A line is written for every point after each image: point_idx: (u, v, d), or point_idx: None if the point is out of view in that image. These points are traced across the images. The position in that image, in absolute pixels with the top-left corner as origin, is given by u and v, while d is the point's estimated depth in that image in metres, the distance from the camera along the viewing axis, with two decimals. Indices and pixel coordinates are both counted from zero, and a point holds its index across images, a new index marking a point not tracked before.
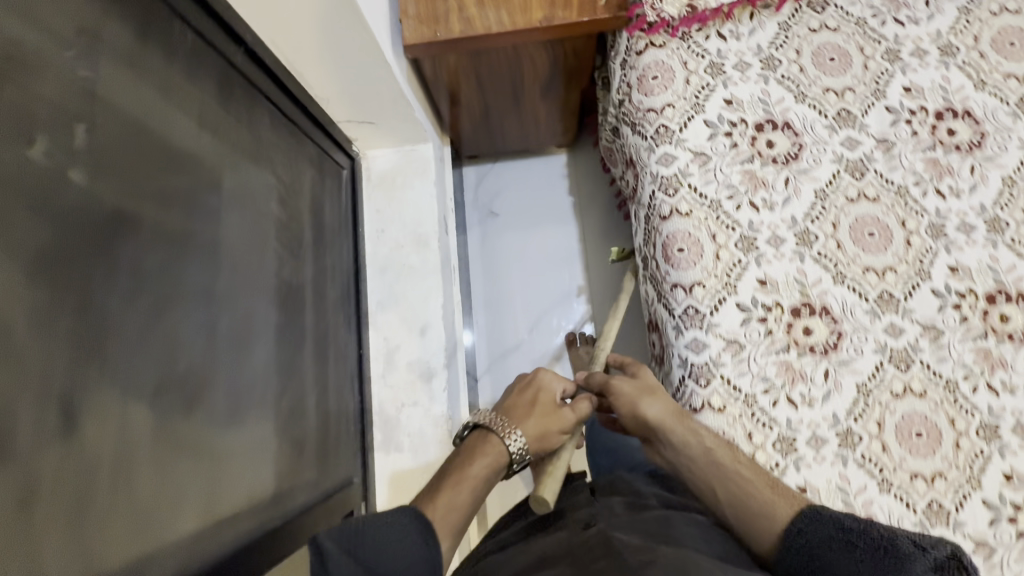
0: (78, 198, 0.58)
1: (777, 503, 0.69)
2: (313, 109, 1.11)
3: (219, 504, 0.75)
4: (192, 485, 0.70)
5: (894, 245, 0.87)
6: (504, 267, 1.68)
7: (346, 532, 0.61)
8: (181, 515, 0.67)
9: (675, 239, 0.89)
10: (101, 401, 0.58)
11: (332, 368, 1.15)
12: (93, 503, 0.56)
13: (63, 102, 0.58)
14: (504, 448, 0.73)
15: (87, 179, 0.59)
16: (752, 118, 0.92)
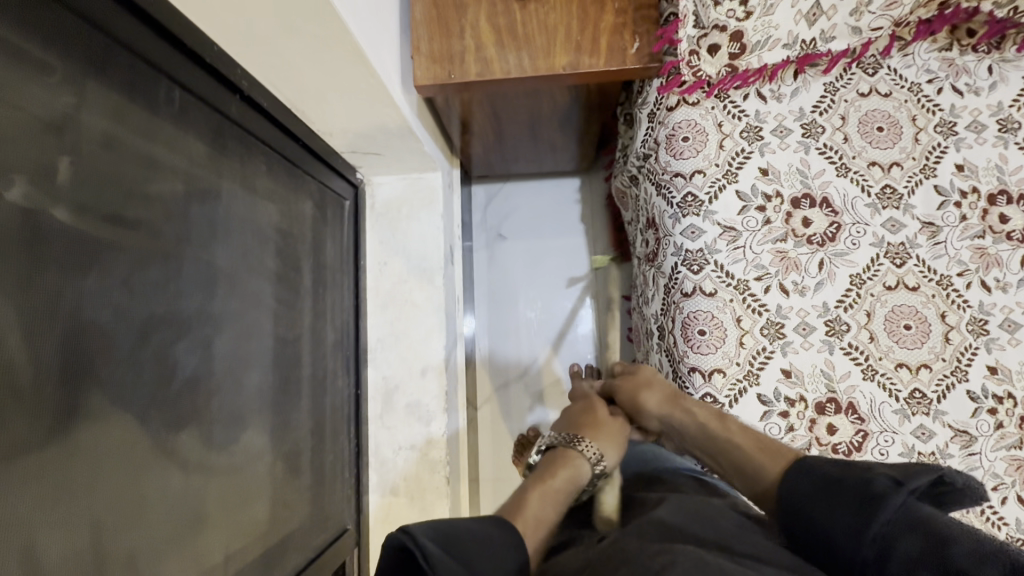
0: (47, 300, 0.53)
1: (764, 460, 0.68)
2: (315, 142, 1.04)
3: (215, 552, 0.75)
4: (174, 572, 0.67)
5: (931, 339, 0.81)
6: (510, 292, 1.62)
7: (438, 532, 0.52)
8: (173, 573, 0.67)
9: (696, 319, 0.84)
10: (87, 476, 0.57)
11: (329, 413, 1.11)
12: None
13: (29, 194, 0.52)
14: (585, 464, 0.74)
15: (58, 277, 0.54)
16: (788, 191, 0.85)
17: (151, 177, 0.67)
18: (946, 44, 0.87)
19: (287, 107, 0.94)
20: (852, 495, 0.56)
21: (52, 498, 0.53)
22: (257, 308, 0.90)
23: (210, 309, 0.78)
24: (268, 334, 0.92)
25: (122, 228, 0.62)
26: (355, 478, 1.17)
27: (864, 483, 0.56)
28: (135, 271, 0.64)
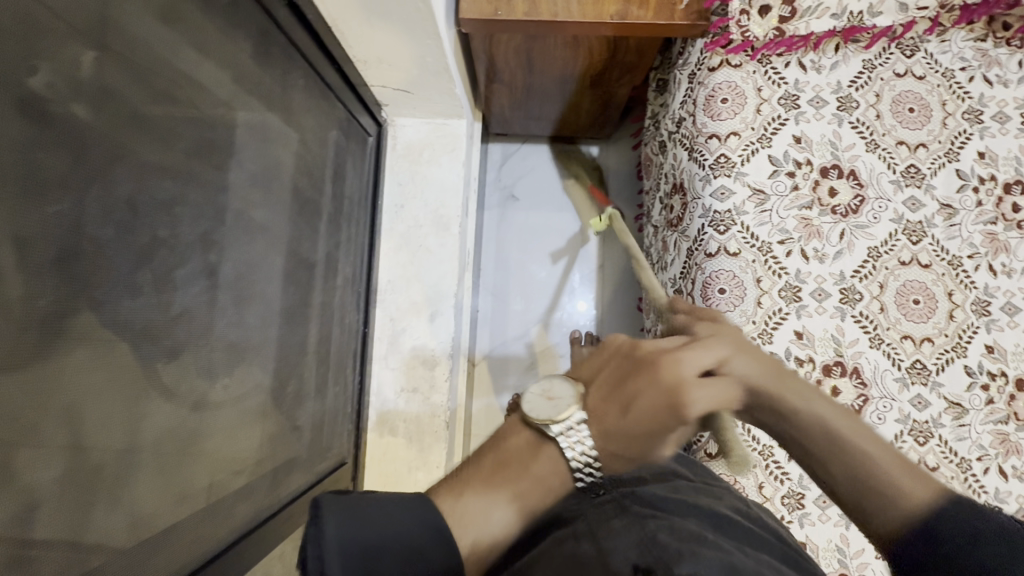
0: (101, 173, 0.52)
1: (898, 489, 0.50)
2: (347, 69, 1.03)
3: (218, 475, 0.72)
4: (186, 478, 0.66)
5: (936, 315, 0.85)
6: (517, 255, 1.62)
7: (357, 523, 0.42)
8: (181, 487, 0.64)
9: (718, 278, 0.86)
10: (119, 366, 0.54)
11: (336, 346, 1.10)
12: (103, 478, 0.53)
13: (84, 57, 0.50)
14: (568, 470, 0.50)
15: (111, 150, 0.53)
16: (818, 161, 0.87)
17: (188, 71, 0.64)
18: (982, 34, 0.89)
19: (324, 26, 0.91)
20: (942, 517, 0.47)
21: (86, 387, 0.50)
22: (279, 228, 0.88)
23: (238, 218, 0.76)
24: (286, 256, 0.91)
25: (160, 119, 0.60)
26: (356, 414, 1.17)
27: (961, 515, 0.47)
28: (177, 164, 0.62)
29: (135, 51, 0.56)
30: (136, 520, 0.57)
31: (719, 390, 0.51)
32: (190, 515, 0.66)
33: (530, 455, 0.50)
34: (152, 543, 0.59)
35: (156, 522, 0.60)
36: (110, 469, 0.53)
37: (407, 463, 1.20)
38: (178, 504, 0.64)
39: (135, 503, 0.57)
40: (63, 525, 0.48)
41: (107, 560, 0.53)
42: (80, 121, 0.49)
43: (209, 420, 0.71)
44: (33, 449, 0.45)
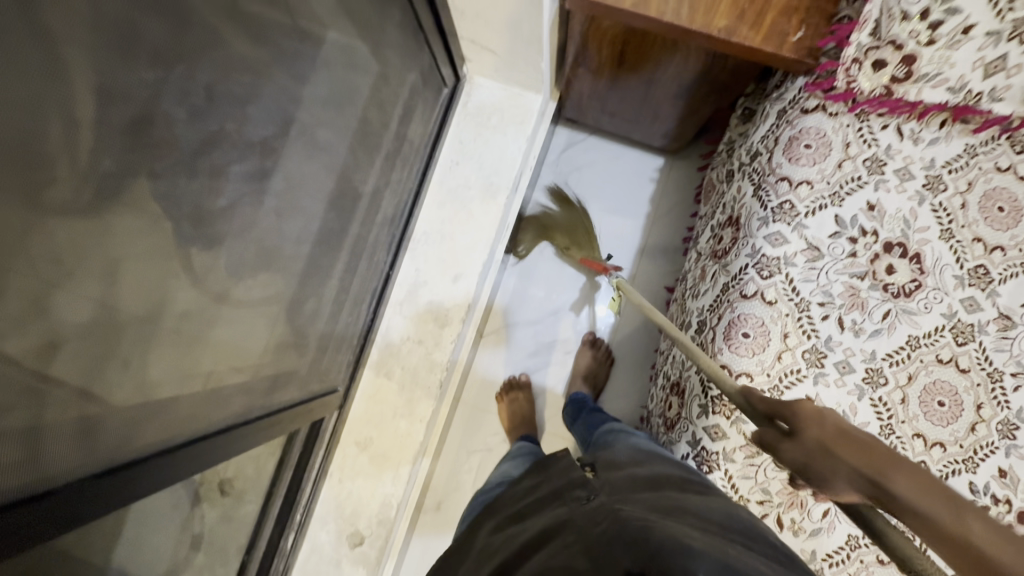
0: (196, 61, 0.53)
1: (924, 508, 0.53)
2: (445, 15, 1.02)
3: (215, 376, 0.74)
4: (187, 370, 0.68)
5: (957, 423, 0.81)
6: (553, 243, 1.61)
7: None
8: (181, 375, 0.67)
9: (744, 321, 0.84)
10: (157, 252, 0.56)
11: (358, 280, 1.12)
12: (116, 348, 0.55)
13: None
14: None
15: (207, 41, 0.54)
16: (885, 234, 0.83)
17: None
18: None
19: None
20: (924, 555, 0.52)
21: (134, 253, 0.53)
22: (336, 150, 0.89)
23: (302, 133, 0.78)
24: (335, 181, 0.92)
25: (255, 18, 0.60)
26: (358, 349, 1.20)
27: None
28: (261, 70, 0.64)
29: None
30: (134, 394, 0.59)
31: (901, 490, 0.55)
32: (179, 403, 0.68)
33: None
34: (148, 411, 0.63)
35: (149, 401, 0.62)
36: (129, 332, 0.56)
37: (395, 408, 1.23)
38: (173, 390, 0.66)
39: (145, 369, 0.60)
40: (80, 369, 0.51)
41: (109, 412, 0.57)
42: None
43: (219, 323, 0.73)
44: (73, 294, 0.47)
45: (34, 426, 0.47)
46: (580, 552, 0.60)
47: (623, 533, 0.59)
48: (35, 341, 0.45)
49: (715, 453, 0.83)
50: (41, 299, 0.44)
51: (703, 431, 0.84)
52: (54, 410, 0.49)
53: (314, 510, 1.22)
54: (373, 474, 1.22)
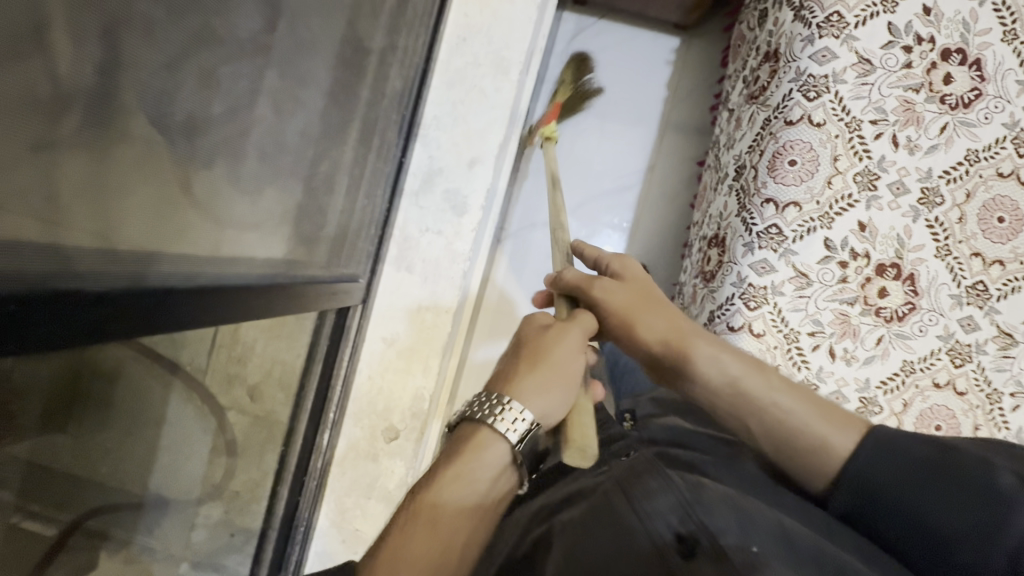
0: None
1: (834, 434, 0.73)
2: None
3: (229, 233, 0.70)
4: (203, 219, 0.64)
5: (1019, 238, 0.77)
6: (569, 139, 1.52)
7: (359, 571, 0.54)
8: (195, 225, 0.63)
9: (791, 149, 0.78)
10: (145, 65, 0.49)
11: (371, 163, 1.07)
12: (114, 179, 0.50)
13: None
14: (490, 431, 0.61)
15: None
16: (942, 40, 0.76)
17: None
18: None
19: None
20: (970, 493, 0.64)
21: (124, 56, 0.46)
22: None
23: None
24: (345, 44, 0.87)
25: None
26: (378, 240, 1.17)
27: (986, 481, 0.64)
28: None
29: None
30: (150, 230, 0.56)
31: (753, 372, 0.77)
32: (206, 255, 0.65)
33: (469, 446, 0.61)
34: (159, 249, 0.57)
35: (170, 244, 0.59)
36: (143, 137, 0.51)
37: (418, 301, 1.20)
38: (192, 239, 0.63)
39: (162, 212, 0.57)
40: (90, 157, 0.47)
41: (121, 227, 0.52)
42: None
43: (237, 171, 0.68)
44: (78, 60, 0.43)
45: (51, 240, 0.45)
46: (615, 490, 0.72)
47: (670, 497, 0.69)
48: (48, 96, 0.41)
49: (763, 288, 0.79)
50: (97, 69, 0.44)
51: (749, 268, 0.80)
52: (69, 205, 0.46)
53: (346, 409, 1.20)
54: (402, 370, 1.20)
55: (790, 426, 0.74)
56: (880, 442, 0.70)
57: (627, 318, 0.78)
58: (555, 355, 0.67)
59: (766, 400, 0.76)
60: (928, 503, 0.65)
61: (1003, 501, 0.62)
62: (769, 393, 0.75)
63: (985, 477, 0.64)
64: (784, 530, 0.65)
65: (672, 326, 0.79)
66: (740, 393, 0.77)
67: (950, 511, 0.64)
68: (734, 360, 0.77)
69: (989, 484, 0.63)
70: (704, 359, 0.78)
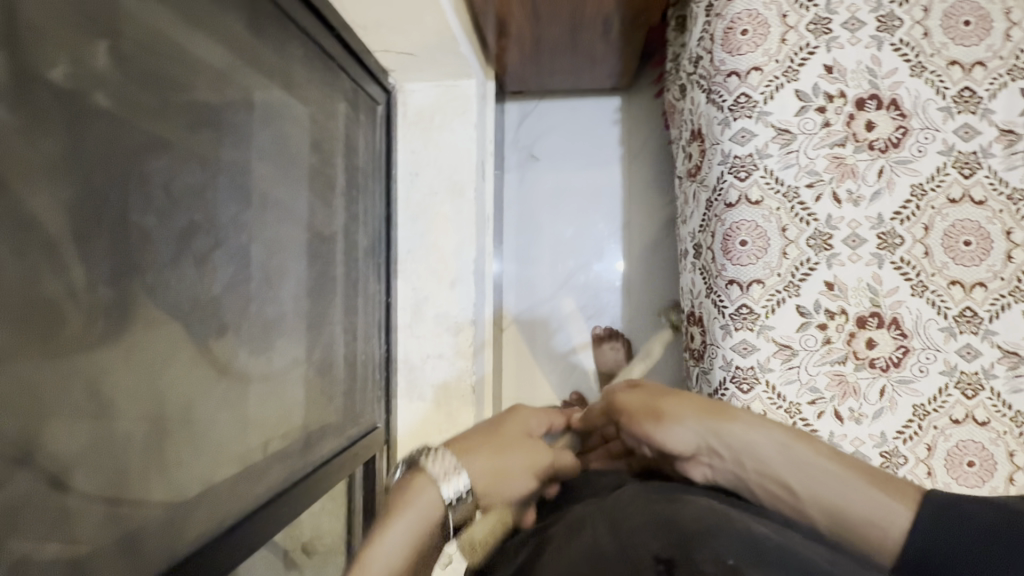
0: (102, 138, 0.53)
1: (885, 496, 0.54)
2: (349, 37, 1.00)
3: (244, 454, 0.76)
4: (217, 458, 0.70)
5: (991, 257, 0.77)
6: (570, 199, 1.56)
7: None
8: (212, 466, 0.69)
9: (739, 230, 0.80)
10: (127, 372, 0.58)
11: (361, 316, 1.14)
12: (128, 474, 0.57)
13: (78, 54, 0.51)
14: (436, 491, 0.55)
15: (114, 105, 0.55)
16: (853, 92, 0.78)
17: (176, 36, 0.63)
18: None
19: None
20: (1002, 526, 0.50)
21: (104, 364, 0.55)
22: (292, 202, 0.90)
23: (247, 195, 0.79)
24: (307, 229, 0.95)
25: (183, 83, 0.64)
26: (385, 381, 1.21)
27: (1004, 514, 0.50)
28: (182, 159, 0.65)
29: (139, 40, 0.58)
30: (176, 494, 0.62)
31: (806, 446, 0.59)
32: (228, 489, 0.70)
33: (410, 487, 0.56)
34: (199, 495, 0.65)
35: (195, 497, 0.64)
36: (144, 422, 0.59)
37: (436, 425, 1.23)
38: (211, 480, 0.68)
39: (179, 475, 0.63)
40: (105, 469, 0.54)
41: (150, 508, 0.58)
42: (98, 61, 0.53)
43: (234, 399, 0.76)
44: (91, 390, 0.53)
45: (77, 555, 0.50)
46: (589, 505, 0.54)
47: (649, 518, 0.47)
48: (54, 447, 0.48)
49: (751, 369, 0.79)
50: (94, 388, 0.53)
51: (732, 351, 0.81)
52: (102, 514, 0.53)
53: None
54: None
55: (848, 498, 0.55)
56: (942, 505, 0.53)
57: (656, 408, 0.62)
58: (510, 430, 0.64)
59: (838, 483, 0.56)
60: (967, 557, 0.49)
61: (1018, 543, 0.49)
62: (810, 455, 0.58)
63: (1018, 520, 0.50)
64: (758, 542, 0.42)
65: (702, 409, 0.62)
66: (794, 461, 0.58)
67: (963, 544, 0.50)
68: (771, 429, 0.60)
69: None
70: (740, 429, 0.60)
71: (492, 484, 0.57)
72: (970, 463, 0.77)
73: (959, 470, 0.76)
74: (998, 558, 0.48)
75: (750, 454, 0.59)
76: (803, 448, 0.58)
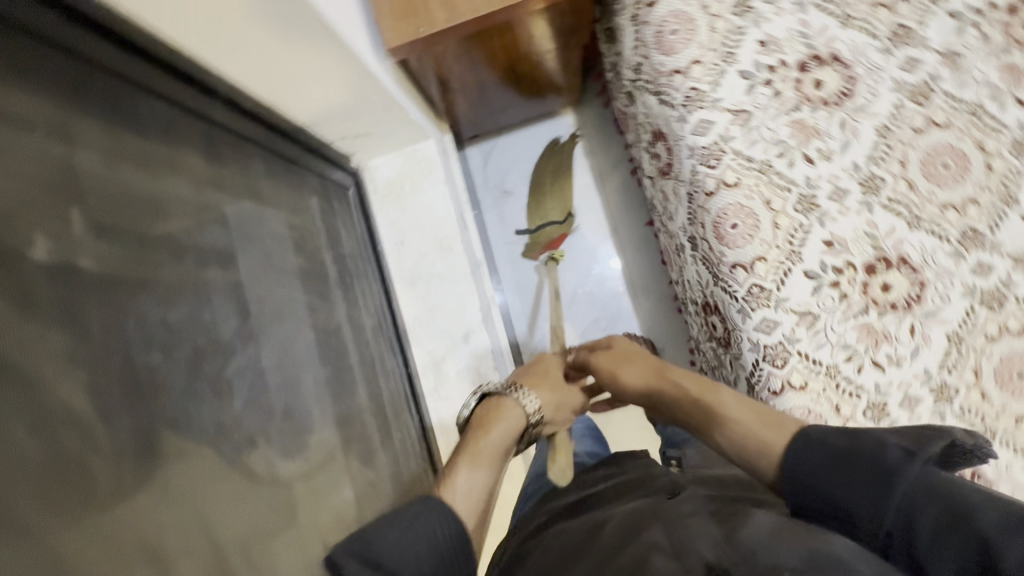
0: (100, 303, 0.56)
1: (774, 440, 0.59)
2: (306, 137, 1.02)
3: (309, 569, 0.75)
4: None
5: (973, 172, 0.79)
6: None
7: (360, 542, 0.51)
8: None
9: (727, 215, 0.81)
10: (178, 519, 0.58)
11: (387, 395, 1.14)
12: None
13: (52, 230, 0.53)
14: (517, 411, 0.76)
15: (98, 264, 0.57)
16: (793, 58, 0.81)
17: (144, 188, 0.65)
18: None
19: (273, 106, 0.91)
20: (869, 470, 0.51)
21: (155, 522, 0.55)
22: (294, 308, 0.92)
23: (250, 316, 0.80)
24: (313, 328, 0.95)
25: (162, 230, 0.66)
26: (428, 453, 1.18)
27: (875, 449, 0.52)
28: (177, 301, 0.66)
29: (108, 204, 0.60)
30: None
31: (756, 412, 0.63)
32: None
33: (496, 414, 0.76)
34: None
35: None
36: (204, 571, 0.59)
37: None
38: None
39: None
40: None
41: None
42: (74, 231, 0.56)
43: (287, 517, 0.75)
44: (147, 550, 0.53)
45: None
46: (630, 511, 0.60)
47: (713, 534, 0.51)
48: None
49: (780, 344, 0.79)
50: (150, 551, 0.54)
51: (756, 332, 0.80)
52: None
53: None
54: None
55: (756, 441, 0.60)
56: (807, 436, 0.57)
57: (612, 368, 0.80)
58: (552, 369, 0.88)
59: (758, 450, 0.60)
60: (855, 497, 0.51)
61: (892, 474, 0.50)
62: (733, 411, 0.64)
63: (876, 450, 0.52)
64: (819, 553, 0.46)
65: (647, 367, 0.77)
66: (713, 417, 0.65)
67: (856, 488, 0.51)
68: (732, 395, 0.66)
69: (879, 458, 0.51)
70: (668, 386, 0.72)
71: (552, 408, 0.82)
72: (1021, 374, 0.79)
73: (1012, 384, 0.78)
74: (859, 490, 0.51)
75: (719, 422, 0.64)
76: (752, 419, 0.62)
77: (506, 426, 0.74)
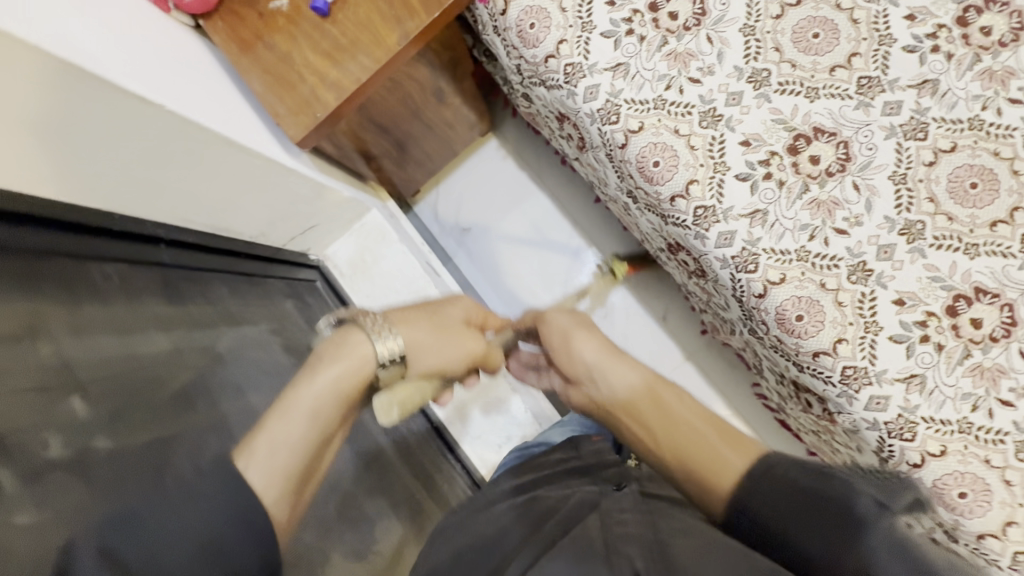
0: (110, 469, 0.56)
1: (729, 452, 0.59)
2: (261, 249, 1.09)
3: None
4: None
5: (841, 31, 0.83)
6: (514, 228, 1.60)
7: (120, 518, 0.43)
8: None
9: (646, 157, 0.85)
10: None
11: (420, 452, 1.15)
12: None
13: (54, 419, 0.54)
14: (369, 353, 0.60)
15: (112, 441, 0.58)
16: (643, 3, 0.87)
17: (125, 347, 0.68)
18: None
19: (219, 232, 0.97)
20: (833, 513, 0.49)
21: None
22: None
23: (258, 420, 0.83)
24: None
25: (151, 377, 0.69)
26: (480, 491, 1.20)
27: (845, 503, 0.49)
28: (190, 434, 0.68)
29: (97, 374, 0.62)
30: None
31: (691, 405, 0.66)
32: None
33: (343, 342, 0.61)
34: None
35: None
36: None
37: None
38: None
39: None
40: None
41: None
42: (79, 418, 0.57)
43: None
44: None
45: None
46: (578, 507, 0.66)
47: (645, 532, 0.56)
48: None
49: (744, 250, 0.81)
50: None
51: (718, 248, 0.83)
52: None
53: None
54: None
55: (703, 447, 0.61)
56: (767, 466, 0.56)
57: (568, 330, 0.75)
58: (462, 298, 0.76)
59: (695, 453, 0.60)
60: (814, 543, 0.49)
61: (862, 525, 0.47)
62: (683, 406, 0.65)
63: (845, 502, 0.49)
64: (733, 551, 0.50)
65: (605, 343, 0.73)
66: (660, 404, 0.66)
67: (807, 527, 0.50)
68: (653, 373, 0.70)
69: (849, 506, 0.48)
70: (634, 373, 0.69)
71: (419, 344, 0.65)
72: (974, 184, 0.79)
73: (969, 196, 0.79)
74: (806, 520, 0.50)
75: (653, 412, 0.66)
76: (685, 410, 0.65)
77: (339, 368, 0.59)
